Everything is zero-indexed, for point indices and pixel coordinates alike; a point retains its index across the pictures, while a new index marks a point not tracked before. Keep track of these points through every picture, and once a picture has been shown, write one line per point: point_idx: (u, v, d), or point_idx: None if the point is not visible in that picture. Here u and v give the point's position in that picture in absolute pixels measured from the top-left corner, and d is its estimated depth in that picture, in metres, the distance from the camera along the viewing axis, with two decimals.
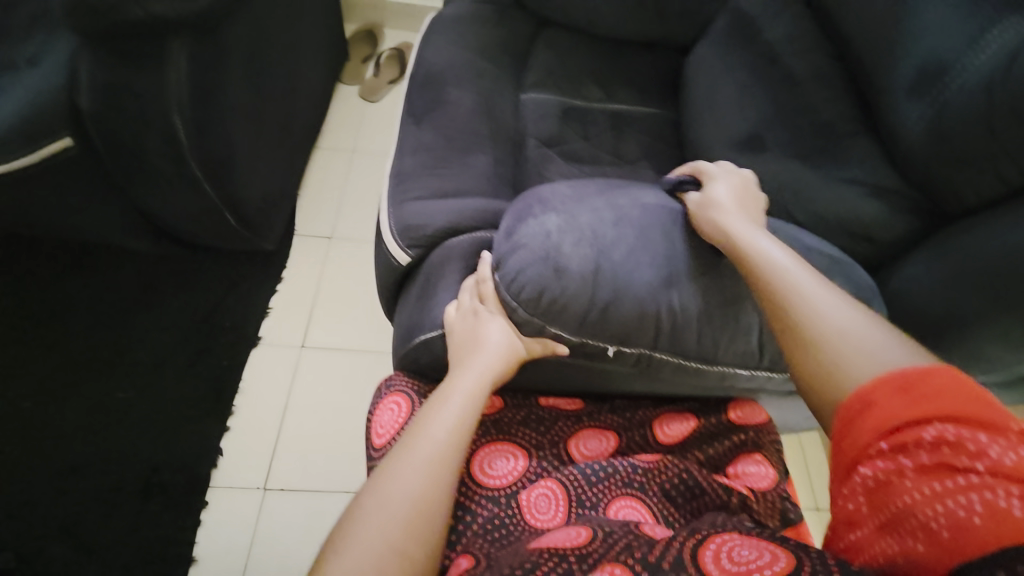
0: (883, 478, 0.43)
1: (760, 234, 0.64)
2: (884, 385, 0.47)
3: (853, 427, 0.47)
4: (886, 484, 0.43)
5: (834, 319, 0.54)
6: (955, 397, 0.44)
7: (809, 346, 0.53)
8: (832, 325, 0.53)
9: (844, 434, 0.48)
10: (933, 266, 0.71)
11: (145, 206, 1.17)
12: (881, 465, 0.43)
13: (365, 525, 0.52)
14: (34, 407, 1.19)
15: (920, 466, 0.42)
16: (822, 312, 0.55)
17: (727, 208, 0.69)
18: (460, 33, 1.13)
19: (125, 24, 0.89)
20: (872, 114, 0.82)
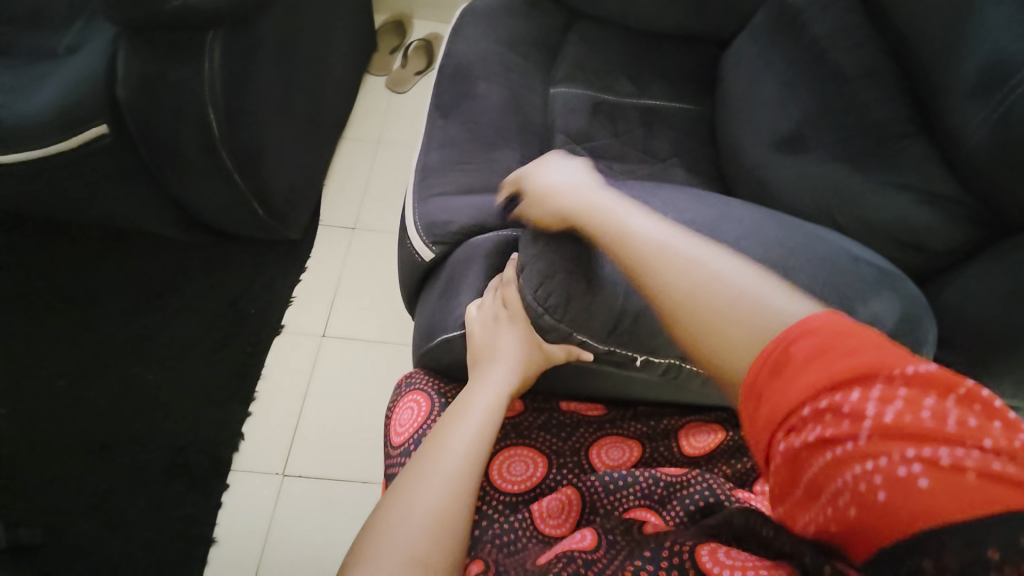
0: (797, 457, 0.40)
1: (620, 208, 0.63)
2: (768, 359, 0.44)
3: (758, 407, 0.44)
4: (799, 466, 0.39)
5: (703, 290, 0.52)
6: (823, 359, 0.41)
7: (697, 328, 0.51)
8: (704, 295, 0.52)
9: (753, 414, 0.44)
10: (990, 282, 0.66)
11: (175, 194, 1.19)
12: (789, 442, 0.40)
13: (388, 537, 0.51)
14: (69, 385, 1.23)
15: (825, 440, 0.38)
16: (695, 282, 0.53)
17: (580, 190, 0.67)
18: (490, 24, 1.11)
19: (161, 14, 0.89)
20: (927, 116, 0.77)
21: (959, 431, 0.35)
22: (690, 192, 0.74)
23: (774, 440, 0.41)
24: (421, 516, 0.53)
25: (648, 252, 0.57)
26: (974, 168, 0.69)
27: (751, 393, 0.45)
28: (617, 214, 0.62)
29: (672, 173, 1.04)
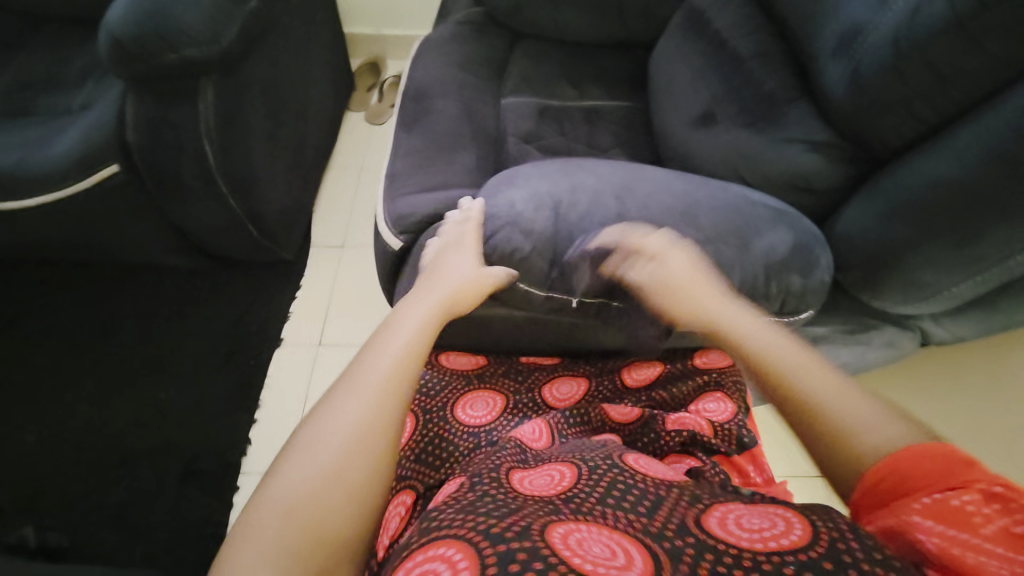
0: (955, 507, 0.45)
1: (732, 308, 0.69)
2: (954, 451, 0.48)
3: (924, 463, 0.48)
4: (952, 512, 0.44)
5: (837, 404, 0.57)
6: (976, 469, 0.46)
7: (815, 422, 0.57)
8: (839, 409, 0.56)
9: (909, 464, 0.49)
10: (866, 208, 0.77)
11: (179, 224, 1.34)
12: (970, 499, 0.45)
13: (324, 426, 0.55)
14: (90, 408, 1.34)
15: (1003, 533, 0.42)
16: (826, 399, 0.57)
17: (694, 284, 0.70)
18: (444, 49, 1.27)
19: (160, 66, 1.05)
20: (809, 81, 0.90)
21: None
22: (610, 161, 0.85)
23: (960, 487, 0.45)
24: (349, 414, 0.56)
25: (762, 349, 0.64)
26: (845, 116, 0.81)
27: (920, 455, 0.49)
28: (724, 297, 0.70)
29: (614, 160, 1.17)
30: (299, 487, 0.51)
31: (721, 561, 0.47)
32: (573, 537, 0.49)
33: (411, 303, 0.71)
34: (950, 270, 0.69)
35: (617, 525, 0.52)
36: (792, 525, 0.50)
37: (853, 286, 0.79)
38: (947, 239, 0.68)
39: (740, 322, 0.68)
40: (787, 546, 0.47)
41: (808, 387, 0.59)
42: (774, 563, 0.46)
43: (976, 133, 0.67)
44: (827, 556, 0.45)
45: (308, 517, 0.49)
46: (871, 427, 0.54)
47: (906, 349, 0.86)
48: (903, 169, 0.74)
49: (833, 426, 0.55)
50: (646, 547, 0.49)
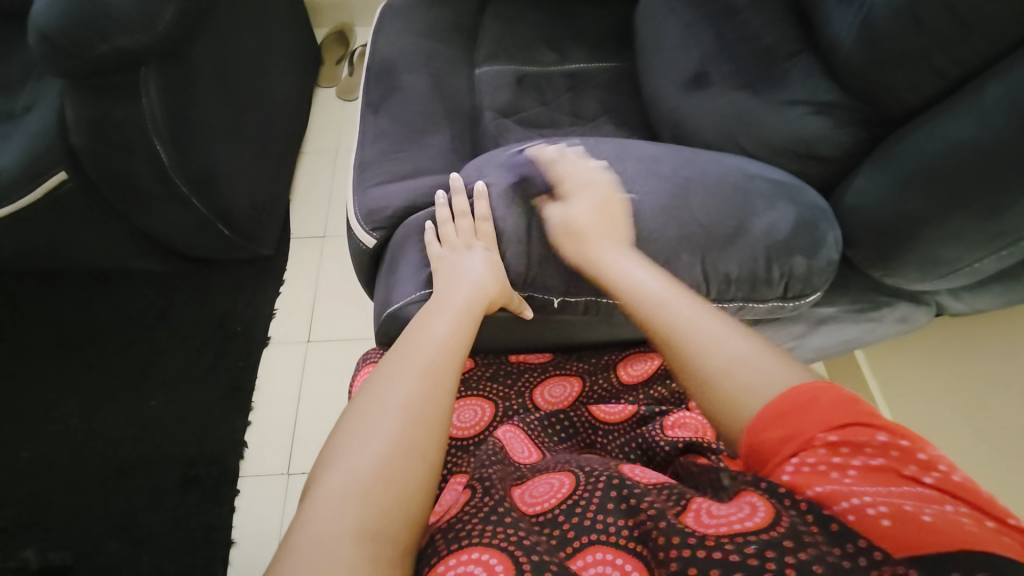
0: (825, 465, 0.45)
1: (626, 262, 0.66)
2: (808, 391, 0.49)
3: (793, 413, 0.49)
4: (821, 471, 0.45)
5: (724, 365, 0.55)
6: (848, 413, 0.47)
7: (706, 388, 0.55)
8: (723, 370, 0.54)
9: (769, 428, 0.49)
10: (879, 177, 0.70)
11: (146, 227, 1.26)
12: (824, 454, 0.46)
13: (366, 423, 0.51)
14: (80, 422, 1.31)
15: (868, 466, 0.44)
16: (713, 358, 0.56)
17: (587, 230, 0.68)
18: (408, 16, 1.15)
19: (94, 60, 0.95)
20: (813, 31, 0.80)
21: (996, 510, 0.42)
22: (592, 140, 0.78)
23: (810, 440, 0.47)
24: (398, 407, 0.52)
25: (653, 304, 0.62)
26: (854, 71, 0.73)
27: (773, 410, 0.50)
28: (617, 253, 0.67)
29: (602, 131, 1.08)
30: (345, 487, 0.47)
31: (690, 549, 0.44)
32: (588, 570, 0.47)
33: (440, 295, 0.66)
34: (973, 245, 0.63)
35: (620, 539, 0.49)
36: (755, 503, 0.46)
37: (864, 262, 0.73)
38: (970, 211, 0.61)
39: (629, 271, 0.65)
40: (751, 526, 0.44)
41: (683, 333, 0.59)
42: (742, 545, 0.43)
43: (1003, 90, 0.59)
44: (789, 535, 0.42)
45: (361, 521, 0.45)
46: (737, 371, 0.54)
47: (919, 323, 0.81)
48: (921, 131, 0.67)
49: (703, 374, 0.55)
50: (638, 553, 0.47)
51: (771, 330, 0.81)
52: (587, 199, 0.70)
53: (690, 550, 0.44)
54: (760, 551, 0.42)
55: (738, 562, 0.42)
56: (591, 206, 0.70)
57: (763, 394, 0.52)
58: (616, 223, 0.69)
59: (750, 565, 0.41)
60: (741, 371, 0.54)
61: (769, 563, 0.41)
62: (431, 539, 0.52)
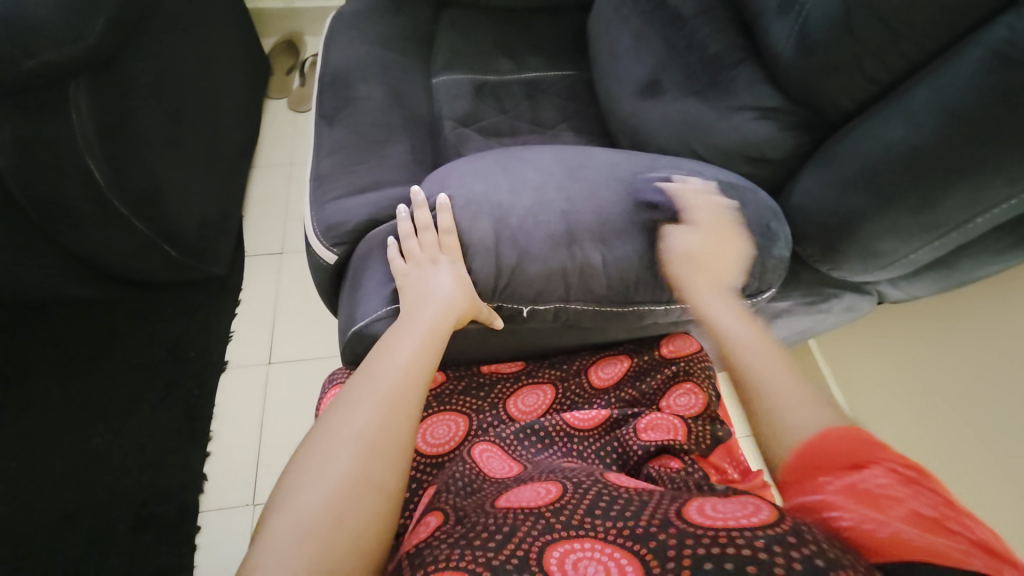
0: (878, 490, 0.42)
1: (722, 310, 0.68)
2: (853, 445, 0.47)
3: (846, 444, 0.48)
4: (879, 494, 0.42)
5: (792, 413, 0.55)
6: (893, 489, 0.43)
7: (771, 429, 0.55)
8: (788, 415, 0.55)
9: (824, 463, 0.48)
10: (823, 176, 0.74)
11: (80, 250, 1.17)
12: (893, 477, 0.43)
13: (321, 457, 0.49)
14: (12, 467, 1.19)
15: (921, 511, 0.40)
16: (787, 408, 0.56)
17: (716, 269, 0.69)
18: (361, 26, 1.13)
19: (22, 79, 0.88)
20: (754, 40, 0.85)
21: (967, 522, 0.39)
22: (550, 149, 0.79)
23: (871, 462, 0.45)
24: (354, 438, 0.51)
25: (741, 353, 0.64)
26: (794, 78, 0.77)
27: (833, 436, 0.49)
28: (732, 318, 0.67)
29: (561, 137, 1.09)
30: (296, 528, 0.44)
31: (703, 547, 0.42)
32: (569, 558, 0.47)
33: (404, 316, 0.65)
34: (910, 237, 0.68)
35: (609, 538, 0.48)
36: (761, 506, 0.46)
37: (813, 258, 0.77)
38: (903, 206, 0.66)
39: (719, 314, 0.68)
40: (756, 522, 0.44)
41: (759, 382, 0.60)
42: (751, 540, 0.42)
43: (928, 95, 0.64)
44: (794, 531, 0.41)
45: (312, 562, 0.43)
46: (795, 408, 0.55)
47: (864, 310, 0.86)
48: (857, 134, 0.72)
49: (771, 419, 0.56)
50: (638, 554, 0.45)
51: None
52: (705, 237, 0.70)
53: (701, 549, 0.42)
54: (767, 545, 0.41)
55: (748, 557, 0.40)
56: (705, 245, 0.70)
57: (814, 430, 0.52)
58: (727, 253, 0.71)
59: (760, 560, 0.40)
60: (805, 415, 0.54)
61: (776, 559, 0.39)
62: (397, 568, 0.50)
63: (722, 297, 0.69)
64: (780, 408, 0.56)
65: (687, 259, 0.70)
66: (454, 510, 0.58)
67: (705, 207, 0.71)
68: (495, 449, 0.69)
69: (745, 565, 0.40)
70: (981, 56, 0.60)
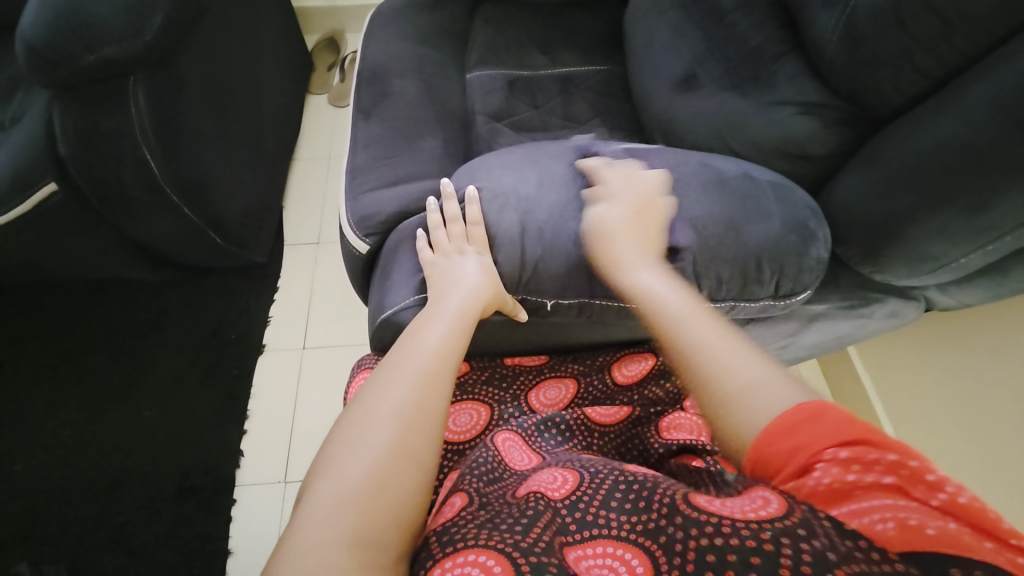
0: (839, 486, 0.44)
1: (646, 268, 0.67)
2: (810, 407, 0.49)
3: (796, 429, 0.48)
4: (838, 491, 0.44)
5: (741, 381, 0.54)
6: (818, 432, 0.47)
7: (721, 397, 0.54)
8: (737, 387, 0.53)
9: (778, 439, 0.48)
10: (866, 175, 0.71)
11: (135, 235, 1.26)
12: (839, 469, 0.45)
13: (360, 431, 0.51)
14: (72, 434, 1.29)
15: (879, 483, 0.43)
16: (734, 381, 0.54)
17: (624, 238, 0.68)
18: (399, 22, 1.15)
19: (81, 71, 0.96)
20: (798, 32, 0.82)
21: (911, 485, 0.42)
22: (580, 143, 0.79)
23: (817, 461, 0.46)
24: (391, 413, 0.53)
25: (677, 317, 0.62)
26: (838, 70, 0.74)
27: (777, 428, 0.49)
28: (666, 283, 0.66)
29: (594, 133, 1.09)
30: (340, 494, 0.47)
31: (707, 538, 0.43)
32: (583, 561, 0.47)
33: (434, 303, 0.66)
34: (959, 241, 0.64)
35: (620, 534, 0.48)
36: (769, 497, 0.45)
37: (853, 260, 0.74)
38: (954, 207, 0.62)
39: (650, 285, 0.65)
40: (766, 515, 0.43)
41: (699, 347, 0.58)
42: (756, 532, 0.41)
43: (985, 89, 0.60)
44: (801, 525, 0.41)
45: (355, 527, 0.45)
46: (736, 371, 0.55)
47: (909, 318, 0.82)
48: (905, 131, 0.68)
49: (717, 391, 0.54)
50: (649, 552, 0.46)
51: (763, 329, 0.82)
52: (620, 207, 0.70)
53: (705, 540, 0.43)
54: (774, 537, 0.40)
55: (753, 548, 0.40)
56: (626, 211, 0.70)
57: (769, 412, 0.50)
58: (650, 224, 0.69)
59: (765, 551, 0.40)
60: (758, 382, 0.53)
61: (783, 554, 0.39)
62: (424, 544, 0.51)
63: (649, 261, 0.68)
64: (712, 360, 0.57)
65: (604, 235, 0.69)
66: (476, 495, 0.58)
67: (625, 184, 0.72)
68: (517, 439, 0.69)
69: (749, 557, 0.40)
70: None
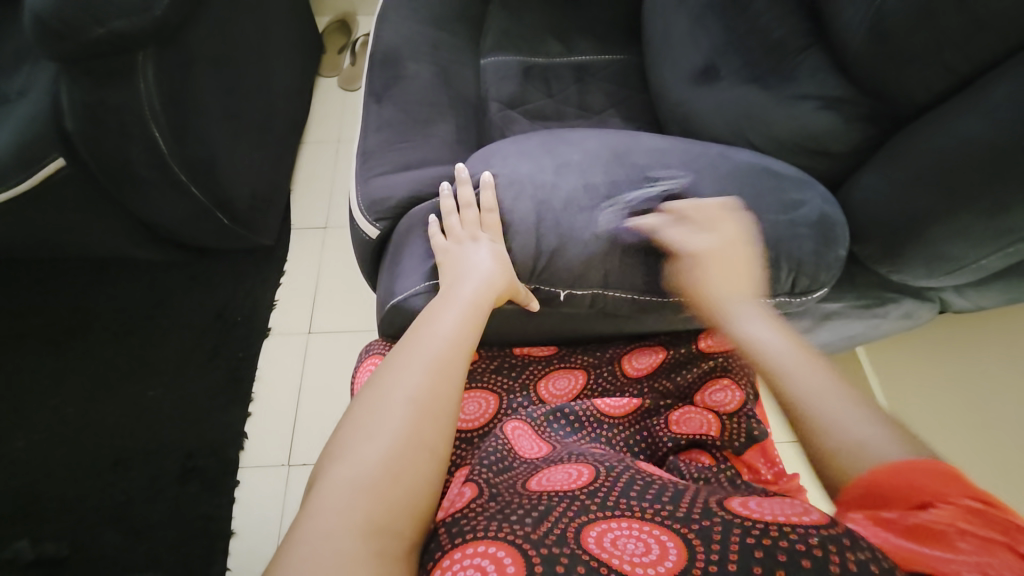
0: (941, 527, 0.42)
1: (754, 315, 0.65)
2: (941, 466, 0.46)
3: (904, 477, 0.46)
4: (940, 532, 0.42)
5: (852, 433, 0.53)
6: (931, 480, 0.45)
7: (828, 455, 0.53)
8: (848, 439, 0.52)
9: (894, 478, 0.47)
10: (888, 173, 0.70)
11: (142, 214, 1.25)
12: (959, 515, 0.42)
13: (374, 417, 0.51)
14: (76, 411, 1.30)
15: (985, 540, 0.40)
16: (839, 428, 0.54)
17: (708, 267, 0.66)
18: (413, 5, 1.13)
19: (91, 44, 0.95)
20: (823, 25, 0.80)
21: None
22: (596, 132, 0.78)
23: (937, 500, 0.44)
24: (405, 400, 0.52)
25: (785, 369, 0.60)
26: (863, 64, 0.73)
27: (900, 470, 0.47)
28: (770, 328, 0.63)
29: (608, 124, 1.07)
30: (355, 480, 0.46)
31: (754, 538, 0.43)
32: (606, 536, 0.47)
33: (446, 290, 0.66)
34: (982, 242, 0.63)
35: (644, 516, 0.49)
36: (811, 508, 0.46)
37: (872, 260, 0.73)
38: (977, 207, 0.61)
39: (756, 329, 0.64)
40: (810, 521, 0.44)
41: (806, 401, 0.57)
42: (805, 537, 0.42)
43: (1015, 87, 0.59)
44: (849, 534, 0.41)
45: (369, 514, 0.45)
46: (852, 427, 0.53)
47: (923, 319, 0.81)
48: (932, 127, 0.67)
49: (823, 443, 0.54)
50: (680, 534, 0.45)
51: None
52: (691, 257, 0.66)
53: (752, 538, 0.43)
54: (822, 542, 0.41)
55: (805, 552, 0.41)
56: (713, 261, 0.66)
57: (878, 463, 0.49)
58: (743, 273, 0.66)
59: (816, 556, 0.40)
60: (863, 443, 0.52)
61: (833, 556, 0.40)
62: (435, 535, 0.52)
63: (752, 303, 0.65)
64: (829, 422, 0.54)
65: (710, 262, 0.66)
66: (487, 485, 0.58)
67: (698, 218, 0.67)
68: (526, 428, 0.68)
69: (798, 559, 0.40)
70: None
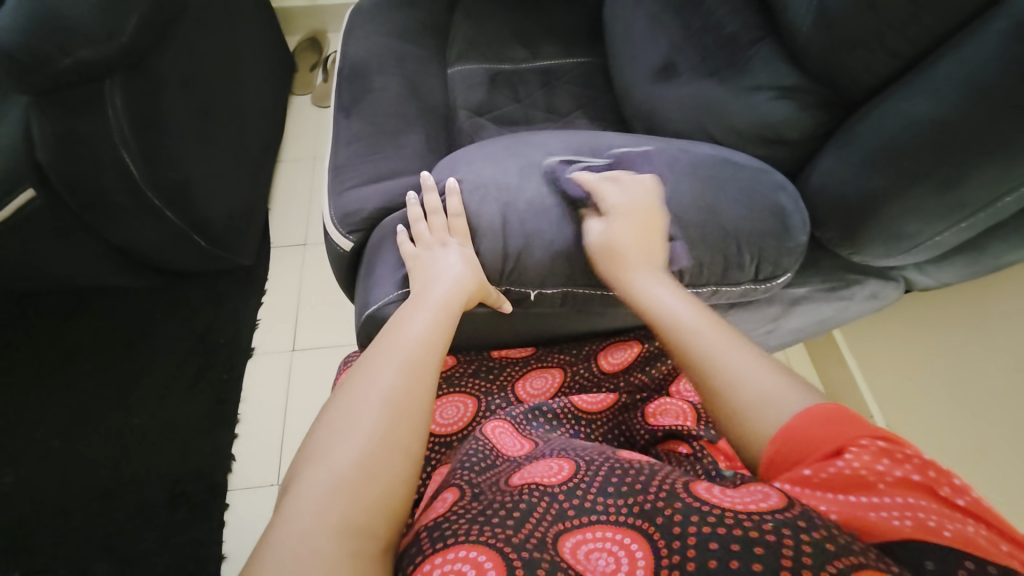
0: (866, 475, 0.43)
1: (658, 279, 0.65)
2: (842, 408, 0.48)
3: (820, 426, 0.47)
4: (861, 478, 0.43)
5: (750, 388, 0.53)
6: (840, 424, 0.46)
7: (733, 414, 0.53)
8: (747, 394, 0.53)
9: (810, 425, 0.48)
10: (842, 157, 0.72)
11: (117, 240, 1.24)
12: (871, 458, 0.44)
13: (350, 419, 0.51)
14: (60, 444, 1.28)
15: (906, 480, 0.43)
16: (738, 381, 0.54)
17: (627, 231, 0.67)
18: (379, 19, 1.14)
19: (57, 75, 0.95)
20: (773, 18, 0.82)
21: (944, 493, 0.42)
22: (561, 133, 0.79)
23: (849, 445, 0.45)
24: (380, 401, 0.52)
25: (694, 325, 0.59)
26: (812, 54, 0.75)
27: (815, 418, 0.48)
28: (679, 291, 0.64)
29: (576, 126, 1.09)
30: (330, 482, 0.47)
31: (710, 527, 0.43)
32: (581, 548, 0.48)
33: (418, 295, 0.66)
34: (935, 218, 0.65)
35: (619, 520, 0.49)
36: (769, 492, 0.45)
37: (833, 243, 0.74)
38: (929, 185, 0.63)
39: (660, 291, 0.64)
40: (765, 505, 0.43)
41: (712, 355, 0.56)
42: (759, 523, 0.42)
43: (955, 68, 0.61)
44: (804, 515, 0.41)
45: (346, 515, 0.45)
46: (750, 379, 0.54)
47: (890, 299, 0.83)
48: (880, 111, 0.69)
49: (726, 399, 0.53)
50: (645, 534, 0.46)
51: (748, 315, 0.82)
52: (629, 222, 0.67)
53: (707, 529, 0.43)
54: (776, 527, 0.41)
55: (756, 538, 0.41)
56: (632, 226, 0.67)
57: (789, 414, 0.50)
58: (652, 236, 0.68)
59: (768, 542, 0.40)
60: (764, 397, 0.52)
61: (785, 541, 0.40)
62: (415, 539, 0.51)
63: (658, 269, 0.66)
64: (731, 380, 0.54)
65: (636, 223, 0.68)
66: (469, 486, 0.57)
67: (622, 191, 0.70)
68: (506, 426, 0.69)
69: (752, 547, 0.41)
70: (1006, 27, 0.58)
